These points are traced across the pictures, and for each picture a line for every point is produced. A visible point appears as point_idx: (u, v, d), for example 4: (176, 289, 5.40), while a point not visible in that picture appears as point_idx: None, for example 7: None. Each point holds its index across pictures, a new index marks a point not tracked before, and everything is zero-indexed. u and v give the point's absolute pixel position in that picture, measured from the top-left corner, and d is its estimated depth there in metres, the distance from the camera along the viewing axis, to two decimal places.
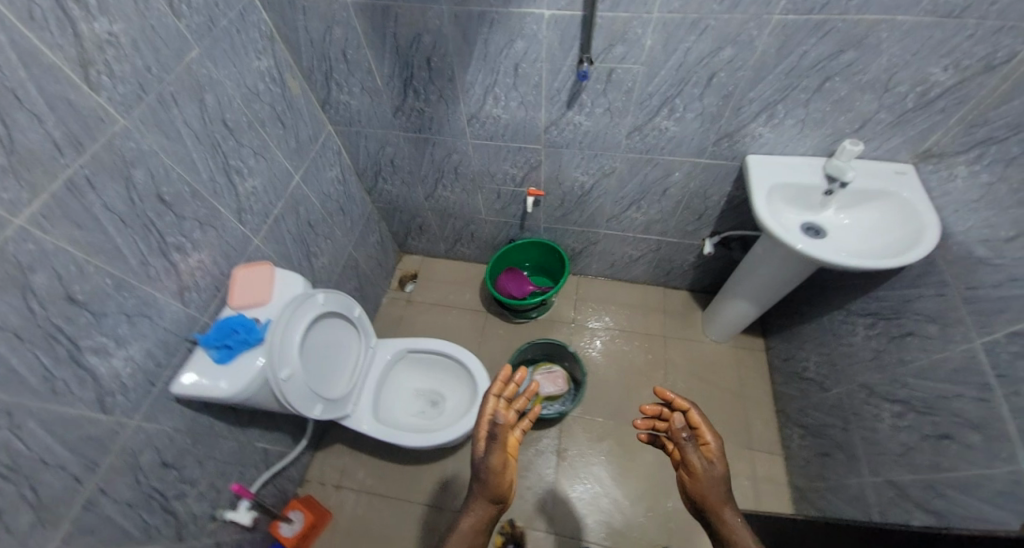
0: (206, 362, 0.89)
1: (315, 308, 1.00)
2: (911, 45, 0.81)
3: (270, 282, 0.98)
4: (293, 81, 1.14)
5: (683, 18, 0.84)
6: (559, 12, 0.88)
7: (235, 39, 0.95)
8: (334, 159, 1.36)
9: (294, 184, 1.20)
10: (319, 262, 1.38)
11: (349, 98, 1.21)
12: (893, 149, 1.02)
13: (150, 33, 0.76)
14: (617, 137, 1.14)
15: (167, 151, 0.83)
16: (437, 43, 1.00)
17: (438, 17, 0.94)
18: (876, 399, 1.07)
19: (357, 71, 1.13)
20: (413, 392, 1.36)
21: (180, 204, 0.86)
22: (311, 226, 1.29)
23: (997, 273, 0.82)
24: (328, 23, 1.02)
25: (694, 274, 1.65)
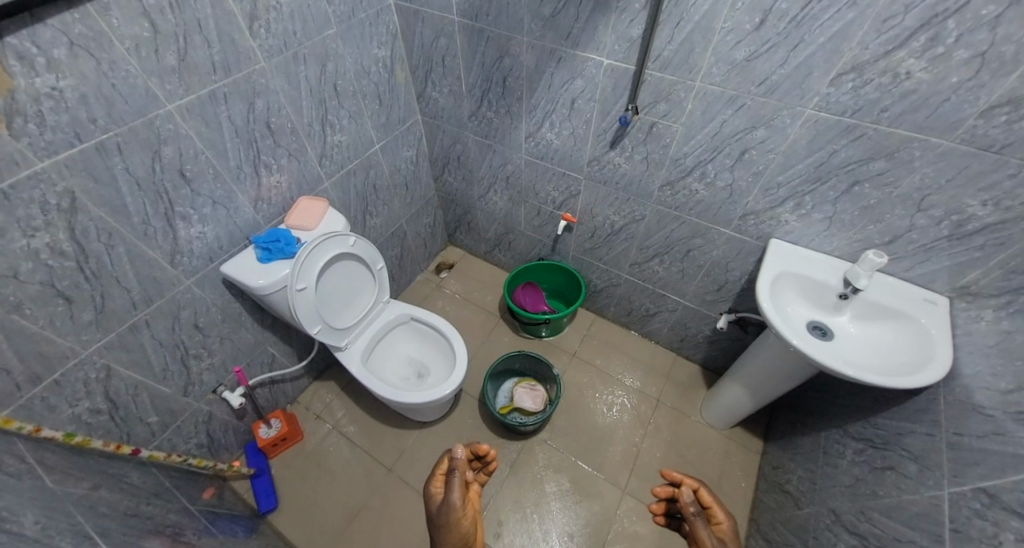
0: (252, 257, 1.09)
1: (343, 246, 1.20)
2: (944, 170, 0.82)
3: (320, 215, 1.19)
4: (401, 72, 1.38)
5: (722, 92, 0.93)
6: (616, 63, 1.02)
7: (366, 28, 1.20)
8: (414, 143, 1.58)
9: (373, 150, 1.42)
10: (373, 222, 1.56)
11: (438, 96, 1.42)
12: (927, 274, 0.97)
13: (305, 9, 1.02)
14: (651, 187, 1.22)
15: (286, 93, 1.07)
16: (514, 67, 1.19)
17: (519, 46, 1.13)
18: (838, 527, 1.00)
19: (450, 77, 1.34)
20: (406, 359, 1.46)
21: (280, 134, 1.11)
22: (375, 189, 1.50)
23: (986, 423, 0.75)
24: (439, 33, 1.24)
25: (708, 348, 1.62)
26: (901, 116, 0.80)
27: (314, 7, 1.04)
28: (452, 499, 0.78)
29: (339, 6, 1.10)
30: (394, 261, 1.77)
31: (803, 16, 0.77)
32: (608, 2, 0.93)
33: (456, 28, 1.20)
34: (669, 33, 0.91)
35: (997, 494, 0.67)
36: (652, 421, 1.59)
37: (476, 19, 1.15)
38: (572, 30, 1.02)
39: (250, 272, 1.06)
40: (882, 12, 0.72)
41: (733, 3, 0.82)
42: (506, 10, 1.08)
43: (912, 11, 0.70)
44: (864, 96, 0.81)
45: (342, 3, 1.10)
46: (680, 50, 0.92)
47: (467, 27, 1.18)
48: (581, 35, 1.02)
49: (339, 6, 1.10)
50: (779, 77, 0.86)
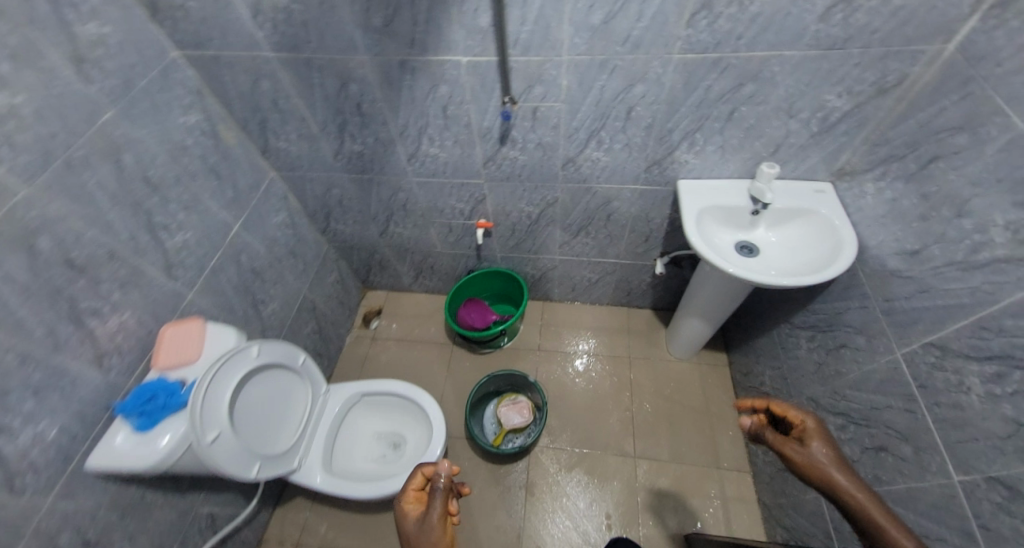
0: (124, 430, 0.83)
1: (248, 362, 0.97)
2: (802, 76, 0.86)
3: (199, 338, 0.94)
4: (227, 129, 1.10)
5: (592, 59, 0.88)
6: (475, 58, 0.91)
7: (157, 97, 0.93)
8: (280, 204, 1.32)
9: (234, 234, 1.14)
10: (269, 309, 1.30)
11: (287, 145, 1.20)
12: (811, 169, 1.07)
13: (58, 102, 0.75)
14: (553, 169, 1.20)
15: (78, 215, 0.78)
16: (364, 92, 1.03)
17: (360, 66, 0.97)
18: (822, 412, 1.11)
19: (293, 121, 1.13)
20: (373, 435, 1.30)
21: (95, 268, 0.81)
22: (257, 273, 1.23)
23: (908, 285, 0.84)
24: (255, 75, 1.02)
25: (652, 292, 1.81)
26: (755, 40, 0.81)
27: (70, 93, 0.77)
28: (433, 516, 0.72)
29: (104, 81, 0.82)
30: (314, 337, 1.55)
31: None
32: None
33: (275, 65, 1.00)
34: (519, 15, 0.82)
35: (945, 345, 0.75)
36: (630, 380, 1.76)
37: (297, 48, 0.95)
38: (415, 36, 0.88)
39: (137, 453, 0.80)
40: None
41: None
42: (328, 29, 0.90)
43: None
44: (717, 31, 0.81)
45: (107, 77, 0.83)
46: (537, 30, 0.84)
47: (287, 59, 0.98)
48: (427, 38, 0.88)
49: (102, 82, 0.82)
50: (639, 32, 0.82)
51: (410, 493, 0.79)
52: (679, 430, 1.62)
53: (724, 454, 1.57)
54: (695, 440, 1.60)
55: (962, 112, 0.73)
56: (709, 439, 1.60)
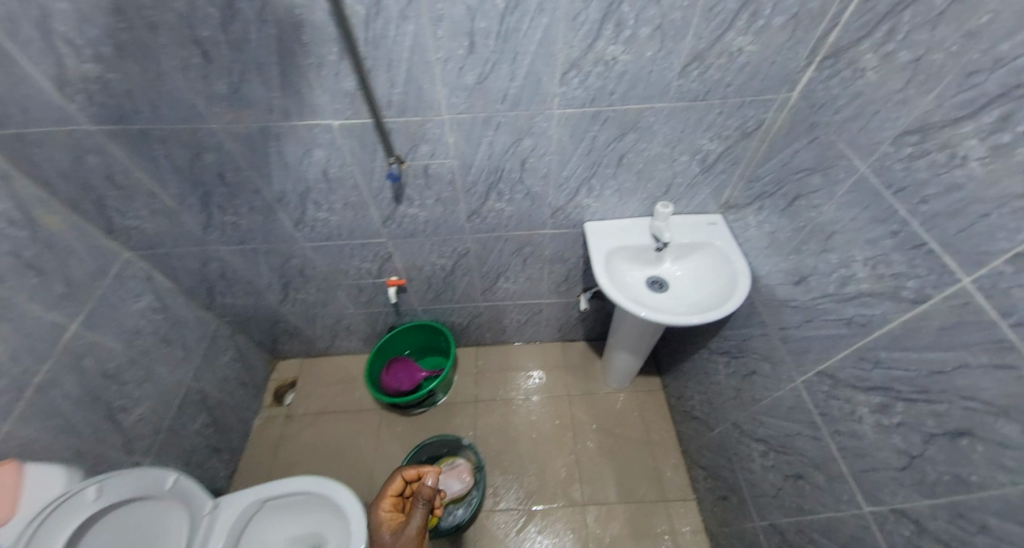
0: None
1: (85, 509, 0.81)
2: (676, 125, 0.89)
3: (15, 492, 0.77)
4: (47, 215, 0.92)
5: (473, 117, 0.85)
6: (347, 121, 0.85)
7: None
8: (142, 287, 1.15)
9: (71, 335, 0.97)
10: (133, 418, 1.13)
11: (138, 223, 1.06)
12: (702, 203, 1.11)
13: None
14: (458, 222, 1.15)
15: None
16: (223, 160, 0.92)
17: (213, 136, 0.87)
18: (746, 438, 1.13)
19: (139, 196, 0.99)
20: (288, 539, 1.14)
21: None
22: (109, 376, 1.06)
23: (797, 314, 0.87)
24: (78, 151, 0.87)
25: (581, 325, 1.80)
26: (627, 95, 0.83)
27: None
28: (412, 524, 0.99)
29: None
30: (205, 430, 1.42)
31: (507, 28, 0.71)
32: (294, 60, 0.74)
33: (103, 139, 0.87)
34: (386, 78, 0.77)
35: (835, 374, 0.78)
36: (571, 421, 1.71)
37: (126, 118, 0.83)
38: (272, 102, 0.81)
39: None
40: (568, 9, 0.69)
41: (433, 31, 0.71)
42: (164, 99, 0.80)
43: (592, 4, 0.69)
44: (590, 87, 0.81)
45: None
46: (409, 91, 0.79)
47: (117, 131, 0.86)
48: (289, 103, 0.81)
49: None
50: (516, 91, 0.80)
51: (390, 498, 1.06)
52: (625, 466, 1.60)
53: (669, 483, 1.56)
54: (641, 474, 1.59)
55: (815, 153, 0.78)
56: (654, 469, 1.59)
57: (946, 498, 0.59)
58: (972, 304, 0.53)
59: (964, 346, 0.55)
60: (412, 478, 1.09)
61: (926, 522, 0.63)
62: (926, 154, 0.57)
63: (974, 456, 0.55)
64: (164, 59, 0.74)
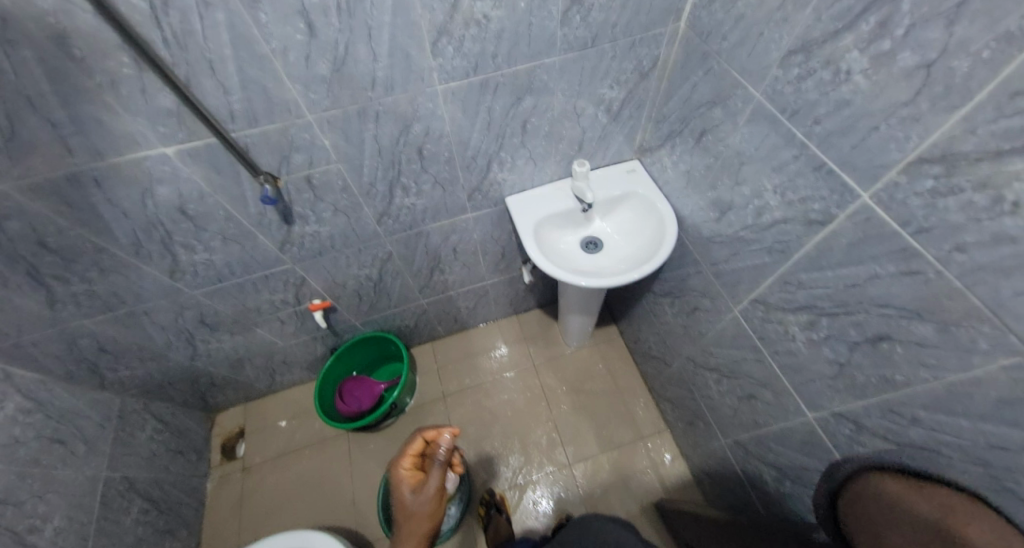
0: None
1: None
2: (572, 79, 0.83)
3: None
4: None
5: (345, 112, 0.73)
6: (186, 145, 0.70)
7: None
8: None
9: None
10: (45, 534, 0.99)
11: None
12: (617, 152, 1.07)
13: None
14: (370, 227, 1.04)
15: None
16: (47, 225, 0.74)
17: (14, 200, 0.68)
18: (700, 369, 1.16)
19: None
20: None
21: None
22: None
23: (725, 248, 0.86)
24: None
25: (530, 294, 1.77)
26: (511, 55, 0.74)
27: None
28: (431, 483, 0.90)
29: None
30: (147, 512, 1.30)
31: (349, 3, 0.59)
32: (70, 84, 0.58)
33: None
34: (218, 85, 0.63)
35: (764, 299, 0.78)
36: (541, 388, 1.72)
37: None
38: (64, 138, 0.63)
39: None
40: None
41: (256, 18, 0.57)
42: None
43: None
44: (468, 53, 0.71)
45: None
46: (252, 98, 0.66)
47: None
48: (95, 138, 0.65)
49: None
50: (385, 73, 0.70)
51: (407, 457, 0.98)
52: (600, 417, 1.64)
53: (642, 421, 1.62)
54: (616, 420, 1.63)
55: (711, 85, 0.75)
56: (626, 412, 1.65)
57: (876, 398, 0.61)
58: (875, 218, 0.52)
59: (872, 259, 0.54)
60: (434, 438, 1.00)
61: (861, 420, 0.65)
62: (813, 74, 0.55)
63: (894, 357, 0.56)
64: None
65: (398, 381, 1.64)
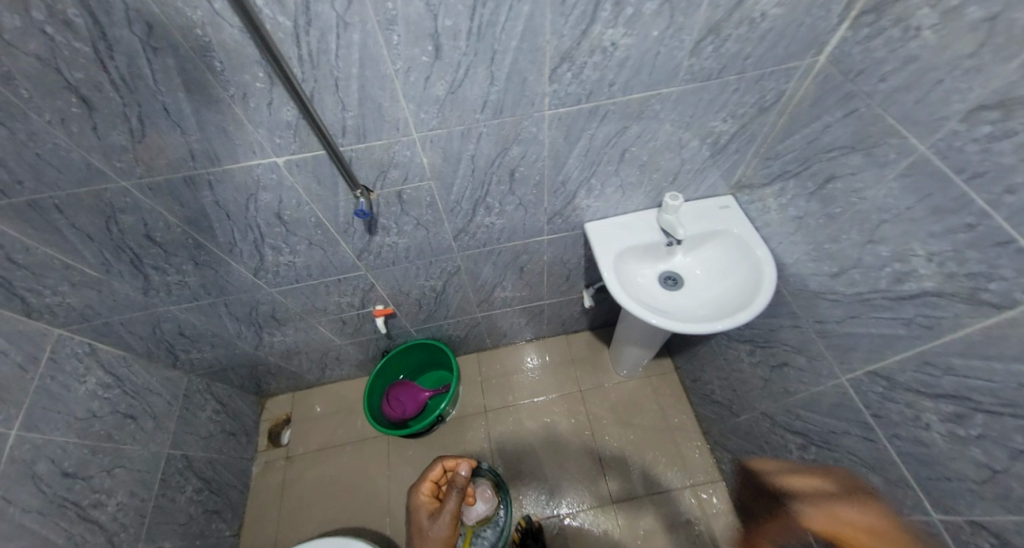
0: None
1: None
2: (685, 110, 0.77)
3: None
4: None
5: (449, 132, 0.71)
6: (295, 156, 0.72)
7: None
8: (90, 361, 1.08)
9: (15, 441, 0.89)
10: (115, 504, 1.06)
11: (65, 300, 0.94)
12: (712, 186, 0.99)
13: None
14: (446, 242, 1.02)
15: None
16: (148, 222, 0.80)
17: (124, 197, 0.74)
18: (780, 428, 1.05)
19: (53, 270, 0.84)
20: None
21: None
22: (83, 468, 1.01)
23: (836, 308, 0.76)
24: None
25: (585, 317, 1.70)
26: (628, 84, 0.69)
27: None
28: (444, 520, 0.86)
29: None
30: (200, 492, 1.34)
31: (479, 25, 0.57)
32: (208, 96, 0.61)
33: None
34: (335, 100, 0.62)
35: (889, 375, 0.68)
36: (588, 416, 1.64)
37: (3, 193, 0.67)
38: (193, 148, 0.68)
39: None
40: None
41: (387, 38, 0.56)
42: (47, 161, 0.65)
43: None
44: (586, 79, 0.67)
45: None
46: (365, 113, 0.65)
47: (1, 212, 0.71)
48: (212, 148, 0.68)
49: None
50: (497, 96, 0.67)
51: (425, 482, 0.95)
52: (648, 456, 1.55)
53: (694, 466, 1.52)
54: (666, 461, 1.53)
55: (852, 130, 0.66)
56: (677, 454, 1.54)
57: None
58: None
59: None
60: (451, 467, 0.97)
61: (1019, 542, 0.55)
62: (1013, 135, 0.46)
63: None
64: (33, 114, 0.58)
65: (444, 391, 1.63)
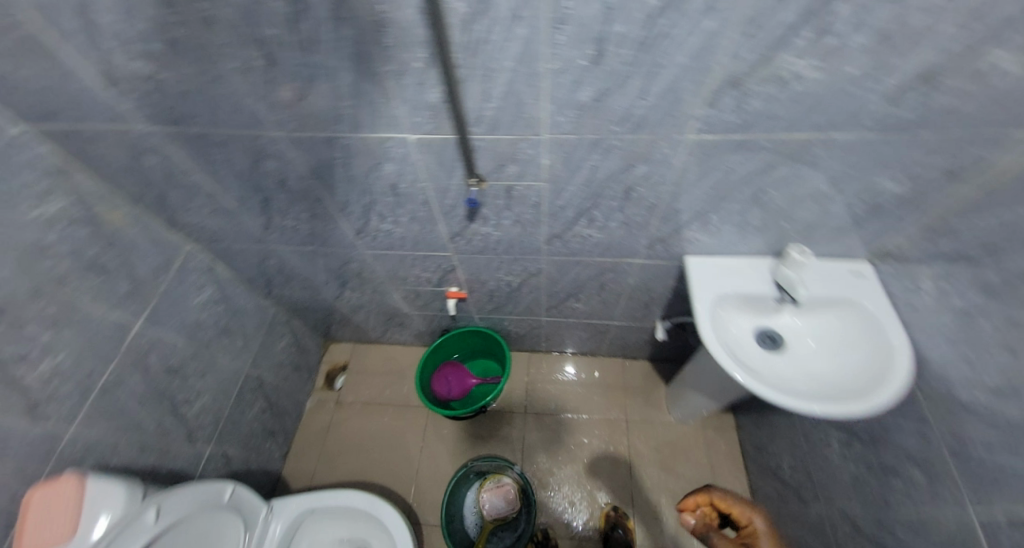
0: None
1: (146, 530, 0.81)
2: (852, 159, 0.69)
3: (74, 508, 0.77)
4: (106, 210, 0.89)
5: (580, 139, 0.72)
6: (428, 136, 0.76)
7: (5, 190, 0.73)
8: (202, 279, 1.13)
9: (141, 333, 0.97)
10: (200, 407, 1.17)
11: (203, 221, 1.04)
12: (850, 247, 0.88)
13: None
14: (536, 243, 1.02)
15: None
16: (285, 170, 0.89)
17: (274, 143, 0.83)
18: (861, 535, 0.91)
19: (200, 193, 0.96)
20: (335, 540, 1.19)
21: None
22: (174, 371, 1.06)
23: (990, 431, 0.63)
24: (136, 150, 0.82)
25: (650, 348, 1.59)
26: (796, 121, 0.64)
27: None
28: None
29: None
30: (264, 414, 1.46)
31: (653, 38, 0.57)
32: (372, 68, 0.65)
33: (165, 141, 0.83)
34: (481, 90, 0.66)
35: None
36: (630, 448, 1.54)
37: (181, 121, 0.79)
38: (340, 110, 0.73)
39: None
40: (752, 12, 0.53)
41: (551, 38, 0.58)
42: (222, 101, 0.74)
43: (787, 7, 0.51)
44: (748, 109, 0.64)
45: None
46: (506, 106, 0.68)
47: (173, 134, 0.82)
48: (358, 114, 0.73)
49: None
50: (642, 111, 0.66)
51: None
52: None
53: None
54: None
55: (1000, 223, 0.59)
56: None
57: None
58: None
59: None
60: None
61: None
62: None
63: None
64: (235, 59, 0.67)
65: (491, 383, 1.61)
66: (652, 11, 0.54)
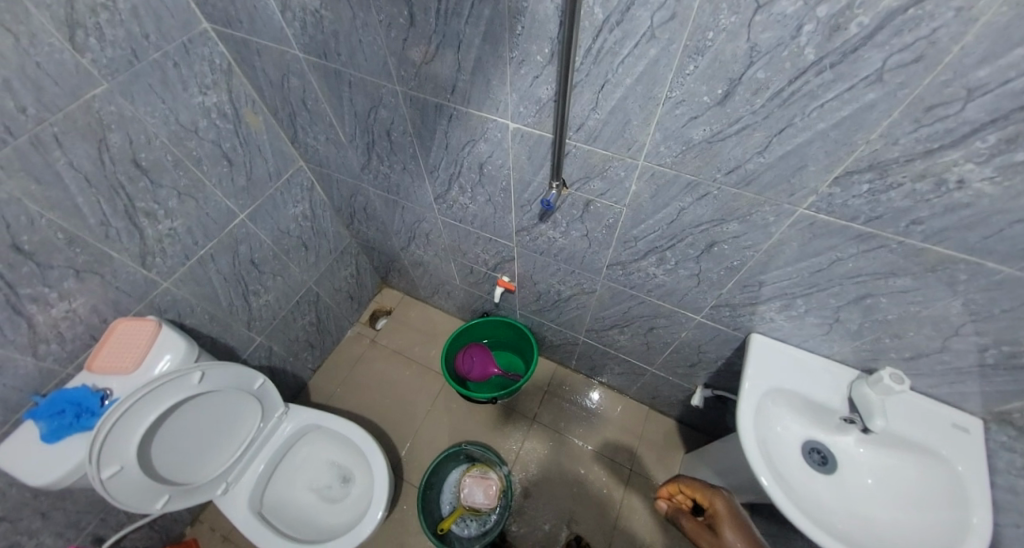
0: (31, 434, 0.81)
1: (186, 390, 0.90)
2: (1000, 299, 0.57)
3: (141, 349, 0.90)
4: (250, 111, 1.06)
5: (676, 176, 0.67)
6: (526, 128, 0.75)
7: (169, 73, 0.88)
8: (302, 195, 1.31)
9: (236, 223, 1.13)
10: (262, 301, 1.32)
11: (315, 144, 1.15)
12: (959, 394, 0.74)
13: (35, 71, 0.70)
14: (598, 264, 0.98)
15: (34, 196, 0.75)
16: (394, 120, 0.91)
17: (392, 97, 0.85)
18: None
19: (319, 122, 1.05)
20: (327, 462, 1.24)
21: (45, 253, 0.78)
22: (255, 266, 1.23)
23: None
24: (284, 71, 0.93)
25: (682, 408, 1.47)
26: (943, 233, 0.54)
27: (52, 62, 0.71)
28: None
29: (100, 52, 0.77)
30: (309, 328, 1.59)
31: (794, 94, 0.50)
32: (495, 49, 0.64)
33: (306, 67, 0.90)
34: (590, 99, 0.63)
35: None
36: (623, 501, 1.44)
37: (326, 55, 0.84)
38: (456, 83, 0.74)
39: (36, 460, 0.80)
40: (927, 96, 0.44)
41: (681, 65, 0.53)
42: (361, 48, 0.78)
43: (973, 102, 0.43)
44: (886, 202, 0.54)
45: (106, 48, 0.77)
46: (610, 122, 0.65)
47: (315, 65, 0.88)
48: (470, 89, 0.74)
49: (100, 52, 0.77)
50: (756, 168, 0.59)
51: None
52: None
53: None
54: None
55: None
56: None
57: None
58: None
59: None
60: None
61: None
62: None
63: None
64: (372, 12, 0.70)
65: (512, 377, 1.62)
66: (803, 65, 0.47)
